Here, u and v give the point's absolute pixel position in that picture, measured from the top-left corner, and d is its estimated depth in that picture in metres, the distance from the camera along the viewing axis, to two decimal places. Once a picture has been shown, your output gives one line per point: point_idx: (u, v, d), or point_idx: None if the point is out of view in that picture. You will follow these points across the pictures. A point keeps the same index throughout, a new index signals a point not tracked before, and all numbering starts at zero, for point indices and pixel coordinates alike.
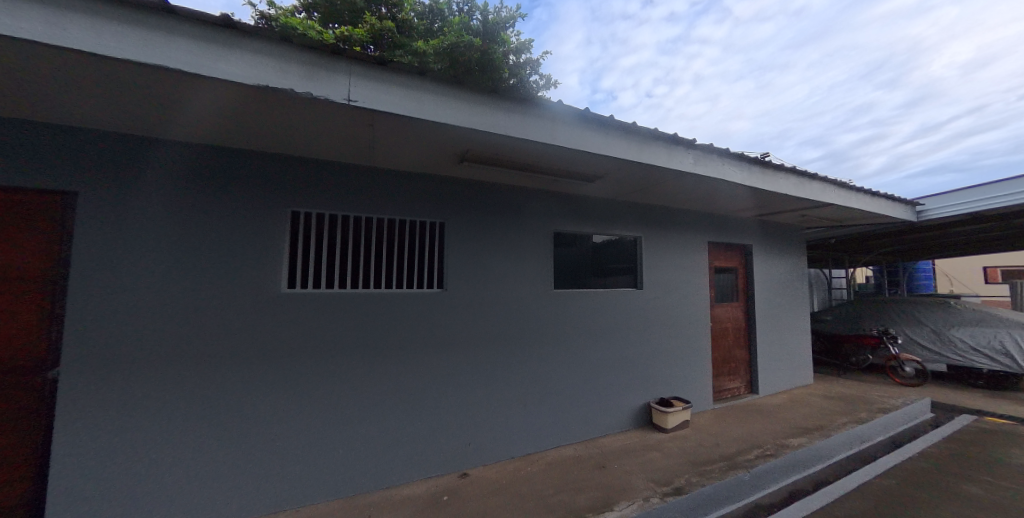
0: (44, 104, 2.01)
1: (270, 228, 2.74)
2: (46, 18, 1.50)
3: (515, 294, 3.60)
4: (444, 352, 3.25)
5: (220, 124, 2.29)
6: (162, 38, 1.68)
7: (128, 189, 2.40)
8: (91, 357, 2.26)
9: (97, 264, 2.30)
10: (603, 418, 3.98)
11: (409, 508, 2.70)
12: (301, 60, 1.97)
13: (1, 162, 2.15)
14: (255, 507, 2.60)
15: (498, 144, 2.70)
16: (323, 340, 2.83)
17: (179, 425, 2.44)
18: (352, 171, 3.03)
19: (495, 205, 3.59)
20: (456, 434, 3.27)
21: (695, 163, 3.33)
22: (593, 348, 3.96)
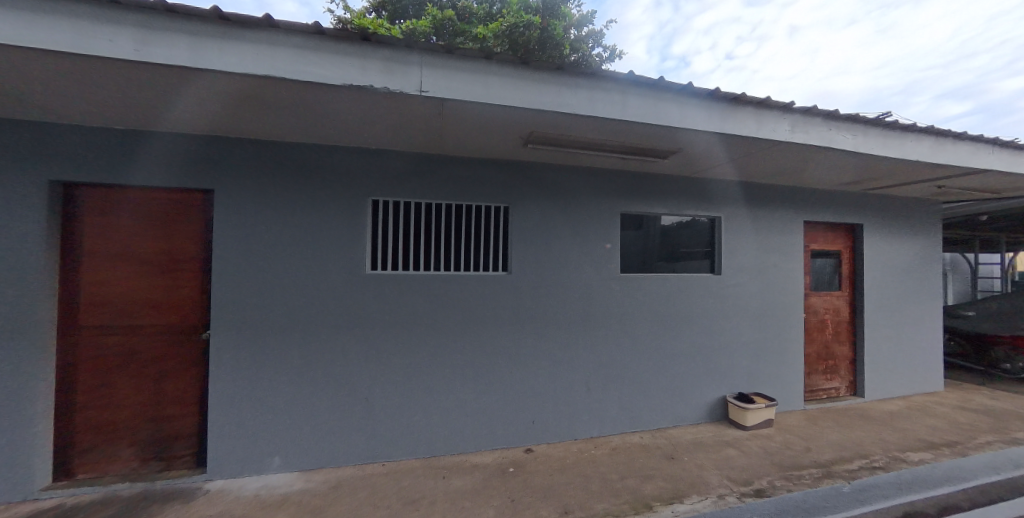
0: (191, 116, 2.49)
1: (356, 216, 3.07)
2: (190, 46, 1.88)
3: (580, 277, 3.55)
4: (509, 333, 3.36)
5: (314, 123, 2.61)
6: (269, 51, 1.97)
7: (249, 185, 2.88)
8: (229, 322, 2.82)
9: (231, 247, 2.83)
10: (675, 408, 3.80)
11: (478, 475, 2.91)
12: (379, 57, 2.13)
13: (168, 167, 2.77)
14: (351, 457, 3.03)
15: (563, 124, 2.64)
16: (401, 317, 3.13)
17: (292, 382, 2.92)
18: (423, 159, 3.23)
19: (560, 187, 3.53)
20: (521, 411, 3.40)
21: (793, 130, 2.88)
22: (664, 335, 3.76)
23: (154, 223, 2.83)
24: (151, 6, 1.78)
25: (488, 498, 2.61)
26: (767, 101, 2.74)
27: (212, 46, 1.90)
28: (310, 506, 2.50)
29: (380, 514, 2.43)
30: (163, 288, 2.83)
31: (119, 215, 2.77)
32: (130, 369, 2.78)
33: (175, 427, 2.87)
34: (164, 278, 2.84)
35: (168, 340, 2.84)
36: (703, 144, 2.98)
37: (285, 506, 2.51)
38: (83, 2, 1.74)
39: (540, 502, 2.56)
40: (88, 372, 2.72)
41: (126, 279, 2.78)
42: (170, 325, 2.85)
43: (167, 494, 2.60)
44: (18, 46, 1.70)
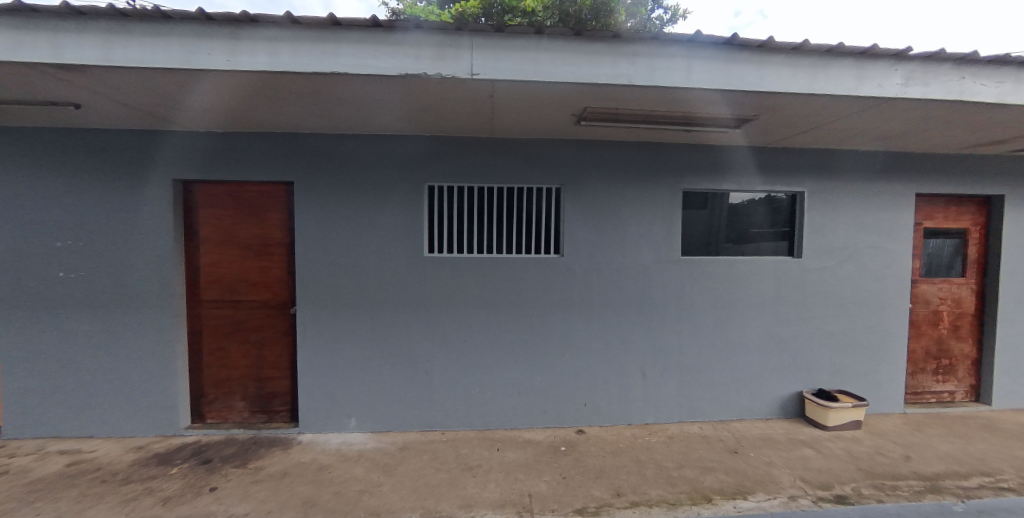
0: (272, 115, 2.79)
1: (413, 203, 3.24)
2: (268, 51, 2.08)
3: (636, 259, 3.38)
4: (562, 316, 3.35)
5: (372, 113, 2.76)
6: (334, 48, 2.11)
7: (322, 178, 3.18)
8: (312, 299, 3.20)
9: (310, 234, 3.19)
10: (742, 401, 3.53)
11: (531, 450, 3.03)
12: (431, 44, 2.17)
13: (259, 164, 3.16)
14: (413, 424, 3.33)
15: (618, 97, 2.46)
16: (456, 297, 3.28)
17: (362, 355, 3.26)
18: (472, 143, 3.26)
19: (613, 165, 3.34)
20: (573, 392, 3.41)
21: (908, 83, 2.37)
22: (732, 322, 3.47)
23: (249, 213, 3.27)
24: (238, 18, 2.01)
25: (540, 473, 2.71)
26: (873, 49, 2.27)
27: (286, 49, 2.09)
28: (381, 463, 2.82)
29: (440, 476, 2.65)
30: (258, 269, 3.30)
31: (223, 206, 3.26)
32: (238, 336, 3.32)
33: (273, 387, 3.36)
34: (259, 260, 3.29)
35: (264, 313, 3.32)
36: (784, 109, 2.59)
37: (360, 460, 2.86)
38: (189, 22, 2.03)
39: (591, 482, 2.59)
40: (209, 338, 3.31)
41: (232, 262, 3.28)
42: (266, 301, 3.32)
43: (271, 442, 3.11)
44: (145, 66, 2.05)
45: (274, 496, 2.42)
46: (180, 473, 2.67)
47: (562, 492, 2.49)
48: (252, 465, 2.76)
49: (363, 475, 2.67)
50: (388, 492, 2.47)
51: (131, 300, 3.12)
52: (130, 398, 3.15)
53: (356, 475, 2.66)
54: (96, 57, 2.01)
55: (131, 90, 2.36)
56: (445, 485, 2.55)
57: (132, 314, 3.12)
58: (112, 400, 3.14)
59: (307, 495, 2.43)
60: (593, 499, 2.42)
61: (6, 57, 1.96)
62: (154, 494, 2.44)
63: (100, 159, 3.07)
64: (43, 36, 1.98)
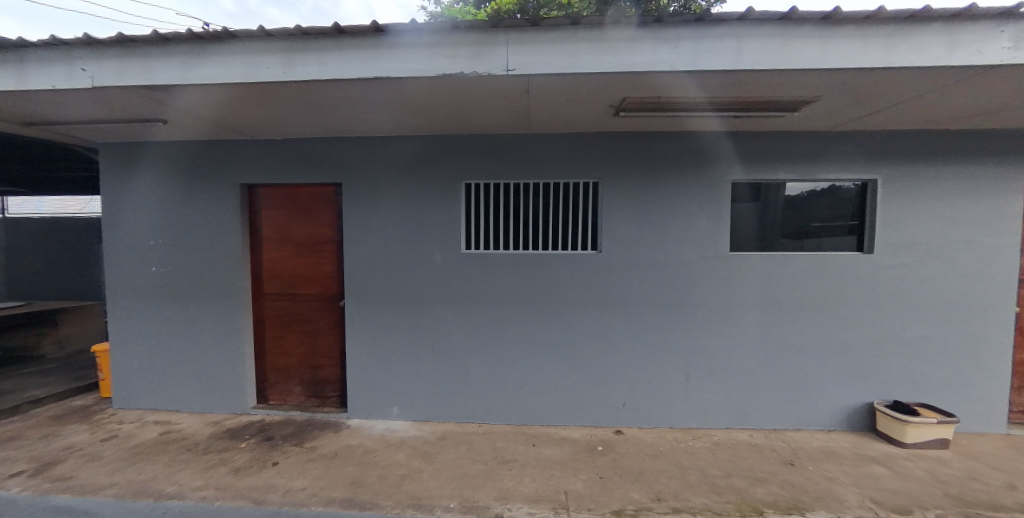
0: (322, 121, 2.99)
1: (450, 201, 3.32)
2: (317, 62, 2.23)
3: (679, 256, 3.21)
4: (599, 314, 3.27)
5: (411, 115, 2.86)
6: (376, 54, 2.21)
7: (367, 179, 3.36)
8: (359, 294, 3.41)
9: (357, 232, 3.39)
10: (799, 409, 3.24)
11: (567, 448, 3.01)
12: (466, 44, 2.19)
13: (312, 168, 3.40)
14: (451, 415, 3.44)
15: (660, 84, 2.33)
16: (493, 293, 3.32)
17: (404, 347, 3.42)
18: (508, 140, 3.27)
19: (654, 157, 3.19)
20: (611, 392, 3.33)
21: (1018, 47, 2.00)
22: (789, 323, 3.19)
23: (304, 214, 3.54)
24: (292, 32, 2.17)
25: (576, 471, 2.68)
26: (970, 11, 1.94)
27: (333, 59, 2.23)
28: (421, 451, 2.95)
29: (477, 467, 2.72)
30: (312, 265, 3.56)
31: (282, 207, 3.56)
32: (295, 326, 3.62)
33: (325, 374, 3.63)
34: (311, 256, 3.56)
35: (318, 306, 3.59)
36: (854, 87, 2.31)
37: (402, 447, 3.01)
38: (251, 39, 2.22)
39: (629, 484, 2.52)
40: (271, 328, 3.64)
41: (290, 258, 3.58)
42: (319, 295, 3.58)
43: (323, 424, 3.37)
44: (215, 83, 2.28)
45: (326, 474, 2.62)
46: (249, 447, 2.98)
47: (598, 492, 2.45)
48: (308, 445, 3.01)
49: (405, 460, 2.81)
50: (428, 479, 2.58)
51: (209, 293, 3.52)
52: (208, 379, 3.57)
53: (398, 460, 2.81)
54: (177, 77, 2.28)
55: (205, 105, 2.64)
56: (482, 476, 2.61)
57: (210, 305, 3.52)
58: (194, 380, 3.58)
59: (355, 476, 2.61)
60: (630, 502, 2.35)
61: (113, 83, 2.32)
62: (228, 464, 2.75)
63: (183, 168, 3.49)
64: (138, 63, 2.29)
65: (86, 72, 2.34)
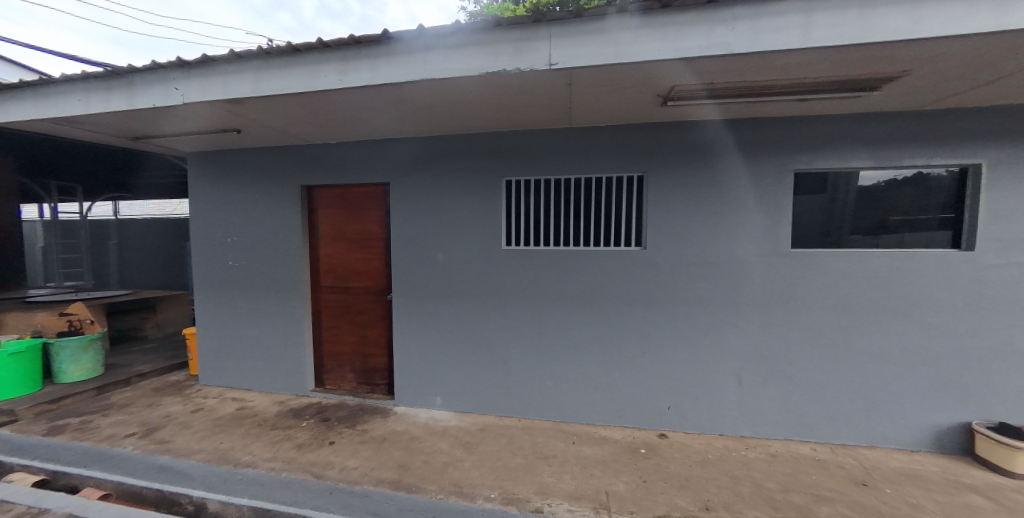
0: (370, 124, 3.15)
1: (491, 198, 3.35)
2: (368, 68, 2.33)
3: (733, 253, 2.99)
4: (643, 313, 3.15)
5: (453, 114, 2.92)
6: (420, 57, 2.27)
7: (412, 178, 3.49)
8: (405, 288, 3.57)
9: (403, 229, 3.54)
10: (873, 424, 2.90)
11: (608, 448, 2.95)
12: (507, 40, 2.17)
13: (362, 169, 3.60)
14: (491, 408, 3.50)
15: (714, 69, 2.15)
16: (533, 290, 3.32)
17: (447, 340, 3.53)
18: (548, 135, 3.23)
19: (705, 147, 2.97)
20: (655, 394, 3.20)
21: None
22: (862, 329, 2.85)
23: (355, 212, 3.77)
24: (346, 42, 2.29)
25: (618, 472, 2.62)
26: None
27: (381, 64, 2.32)
28: (463, 441, 3.04)
29: (517, 461, 2.76)
30: (363, 260, 3.79)
31: (336, 206, 3.81)
32: (348, 317, 3.88)
33: (375, 363, 3.86)
34: (362, 252, 3.78)
35: (368, 299, 3.81)
36: (957, 57, 1.97)
37: (445, 436, 3.13)
38: (309, 51, 2.38)
39: (674, 490, 2.42)
40: (327, 318, 3.93)
41: (343, 254, 3.83)
42: (369, 288, 3.80)
43: (373, 409, 3.59)
44: (280, 93, 2.49)
45: (376, 457, 2.80)
46: (309, 426, 3.26)
47: (641, 496, 2.38)
48: (360, 428, 3.22)
49: (447, 449, 2.92)
50: (469, 469, 2.66)
51: (276, 285, 3.89)
52: (275, 362, 3.96)
53: (441, 448, 2.93)
54: (248, 90, 2.52)
55: (270, 114, 2.89)
56: (522, 470, 2.64)
57: (277, 296, 3.89)
58: (264, 362, 3.98)
59: (402, 460, 2.75)
60: (676, 508, 2.26)
61: (198, 99, 2.62)
62: (292, 440, 3.03)
63: (255, 173, 3.86)
64: (218, 80, 2.56)
65: (178, 90, 2.65)
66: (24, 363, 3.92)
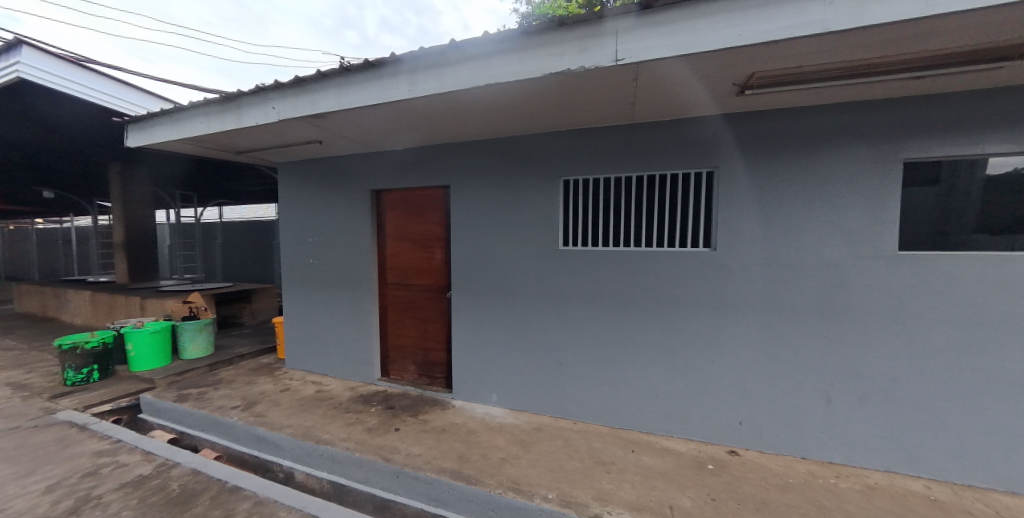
0: (433, 130, 3.31)
1: (549, 198, 3.35)
2: (437, 77, 2.46)
3: (820, 255, 2.67)
4: (712, 319, 2.93)
5: (512, 116, 2.97)
6: (485, 63, 2.34)
7: (472, 180, 3.61)
8: (465, 286, 3.70)
9: (463, 230, 3.68)
10: (1009, 463, 2.41)
11: (671, 460, 2.79)
12: (571, 39, 2.16)
13: (426, 172, 3.81)
14: (546, 408, 3.50)
15: (804, 51, 1.93)
16: (591, 291, 3.26)
17: (503, 338, 3.59)
18: (608, 132, 3.14)
19: (786, 137, 2.68)
20: (724, 406, 2.96)
21: None
22: (992, 347, 2.38)
23: (419, 214, 3.99)
24: (416, 54, 2.44)
25: (682, 487, 2.47)
26: None
27: (447, 72, 2.44)
28: (519, 438, 3.08)
29: (573, 464, 2.72)
30: (425, 259, 4.00)
31: (402, 208, 4.06)
32: (412, 313, 4.11)
33: (435, 357, 4.05)
34: (425, 251, 4.00)
35: (430, 295, 4.02)
36: None
37: (501, 432, 3.19)
38: (384, 65, 2.57)
39: (748, 513, 2.22)
40: (393, 313, 4.21)
41: (408, 253, 4.07)
42: (431, 286, 4.00)
43: (434, 401, 3.78)
44: (359, 106, 2.72)
45: (437, 446, 2.94)
46: (377, 412, 3.52)
47: (710, 514, 2.22)
48: (422, 418, 3.41)
49: (504, 445, 2.98)
50: (526, 466, 2.69)
51: (350, 280, 4.25)
52: (349, 351, 4.33)
53: (498, 444, 2.99)
54: (332, 105, 2.80)
55: (349, 125, 3.18)
56: (579, 473, 2.61)
57: (351, 290, 4.26)
58: (339, 351, 4.38)
59: (461, 452, 2.86)
60: None
61: (292, 115, 2.96)
62: (363, 424, 3.29)
63: (334, 179, 4.27)
64: (308, 97, 2.88)
65: (275, 109, 3.02)
66: (158, 341, 4.74)
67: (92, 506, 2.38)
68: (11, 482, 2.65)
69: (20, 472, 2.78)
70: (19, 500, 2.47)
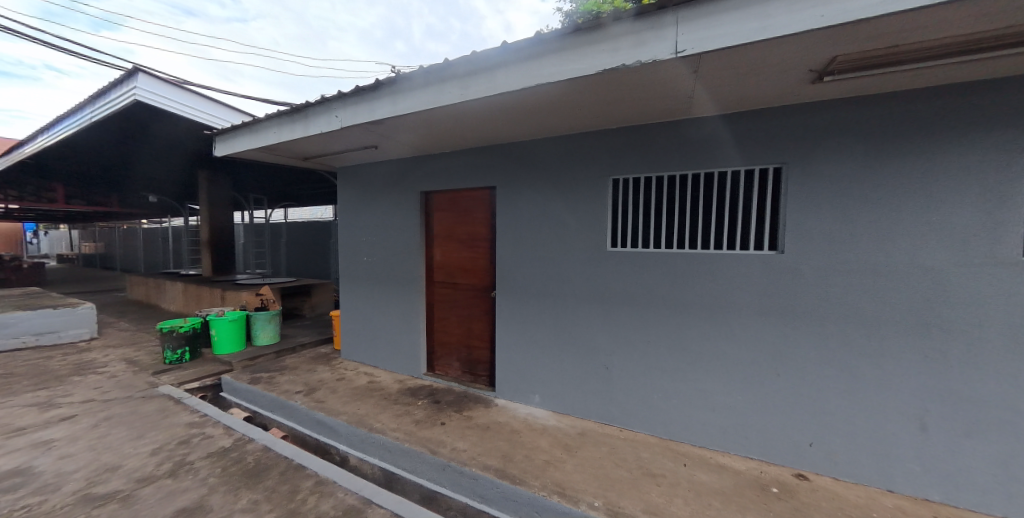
0: (483, 132, 3.37)
1: (597, 198, 3.27)
2: (489, 79, 2.51)
3: (912, 260, 2.35)
4: (777, 328, 2.70)
5: (561, 116, 2.94)
6: (537, 62, 2.34)
7: (519, 180, 3.63)
8: (511, 286, 3.72)
9: (510, 230, 3.70)
10: None
11: (728, 478, 2.60)
12: (626, 33, 2.08)
13: (474, 174, 3.88)
14: (591, 413, 3.41)
15: (900, 30, 1.70)
16: (641, 294, 3.13)
17: (547, 339, 3.57)
18: (661, 129, 3.00)
19: (869, 128, 2.40)
20: (789, 424, 2.71)
21: None
22: None
23: (466, 214, 4.08)
24: (469, 57, 2.49)
25: (742, 508, 2.29)
26: None
27: (499, 74, 2.47)
28: (563, 442, 3.03)
29: (620, 473, 2.63)
30: (471, 258, 4.08)
31: (449, 209, 4.18)
32: (457, 311, 4.21)
33: (479, 355, 4.11)
34: (471, 251, 4.08)
35: (475, 294, 4.09)
36: None
37: (545, 434, 3.17)
38: (438, 70, 2.66)
39: None
40: (439, 310, 4.33)
41: (455, 252, 4.17)
42: (477, 285, 4.07)
43: (477, 398, 3.83)
44: (414, 110, 2.84)
45: (481, 443, 2.97)
46: (424, 406, 3.64)
47: None
48: (467, 415, 3.47)
49: (548, 447, 2.94)
50: (570, 471, 2.64)
51: (401, 278, 4.45)
52: (398, 345, 4.53)
53: (542, 446, 2.96)
54: (389, 110, 2.94)
55: (404, 129, 3.33)
56: (627, 483, 2.51)
57: (402, 287, 4.45)
58: (390, 345, 4.59)
59: (505, 451, 2.87)
60: None
61: (353, 121, 3.16)
62: (411, 416, 3.42)
63: (387, 181, 4.50)
64: (368, 104, 3.05)
65: (339, 116, 3.24)
66: (236, 328, 5.28)
67: (185, 470, 2.70)
68: (125, 443, 3.08)
69: (131, 435, 3.22)
70: (131, 459, 2.86)
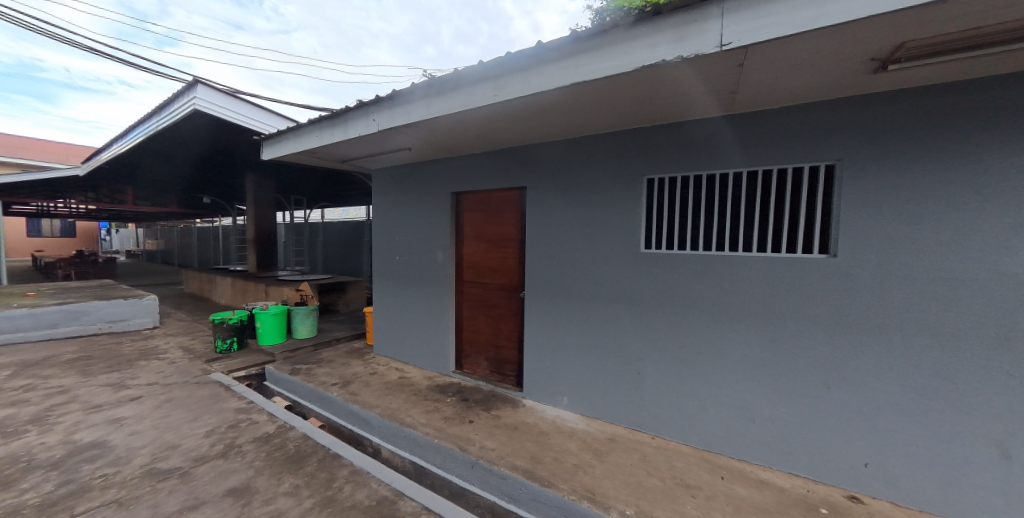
0: (515, 132, 3.38)
1: (631, 198, 3.19)
2: (523, 79, 2.50)
3: (988, 266, 2.12)
4: (827, 337, 2.52)
5: (595, 115, 2.90)
6: (572, 60, 2.31)
7: (550, 181, 3.61)
8: (540, 287, 3.70)
9: (540, 230, 3.69)
10: None
11: (770, 494, 2.45)
12: (667, 27, 2.01)
13: (505, 174, 3.90)
14: (620, 418, 3.33)
15: (983, 11, 1.53)
16: (676, 298, 3.02)
17: (577, 341, 3.52)
18: (700, 126, 2.89)
19: (938, 121, 2.19)
20: (839, 440, 2.52)
21: None
22: None
23: (496, 214, 4.10)
24: (504, 57, 2.50)
25: None
26: None
27: (533, 73, 2.46)
28: (593, 447, 2.97)
29: (653, 482, 2.54)
30: (501, 258, 4.09)
31: (479, 209, 4.22)
32: (486, 310, 4.24)
33: (507, 355, 4.12)
34: (501, 251, 4.09)
35: (505, 294, 4.10)
36: None
37: (573, 437, 3.12)
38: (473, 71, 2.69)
39: None
40: (468, 309, 4.38)
41: (484, 252, 4.20)
42: (506, 285, 4.08)
43: (505, 398, 3.84)
44: (449, 112, 2.88)
45: (509, 443, 2.97)
46: (452, 403, 3.69)
47: None
48: (495, 414, 3.48)
49: (577, 451, 2.90)
50: (601, 477, 2.58)
51: (432, 276, 4.53)
52: (428, 343, 4.62)
53: (571, 449, 2.92)
54: (425, 112, 3.01)
55: (438, 131, 3.39)
56: (660, 493, 2.42)
57: (432, 286, 4.54)
58: (420, 342, 4.69)
59: (534, 452, 2.85)
60: None
61: (390, 123, 3.26)
62: (440, 412, 3.48)
63: (420, 182, 4.60)
64: (404, 106, 3.13)
65: (376, 119, 3.35)
66: (278, 321, 5.57)
67: (234, 452, 2.88)
68: (182, 424, 3.33)
69: (187, 417, 3.47)
70: (187, 439, 3.08)
